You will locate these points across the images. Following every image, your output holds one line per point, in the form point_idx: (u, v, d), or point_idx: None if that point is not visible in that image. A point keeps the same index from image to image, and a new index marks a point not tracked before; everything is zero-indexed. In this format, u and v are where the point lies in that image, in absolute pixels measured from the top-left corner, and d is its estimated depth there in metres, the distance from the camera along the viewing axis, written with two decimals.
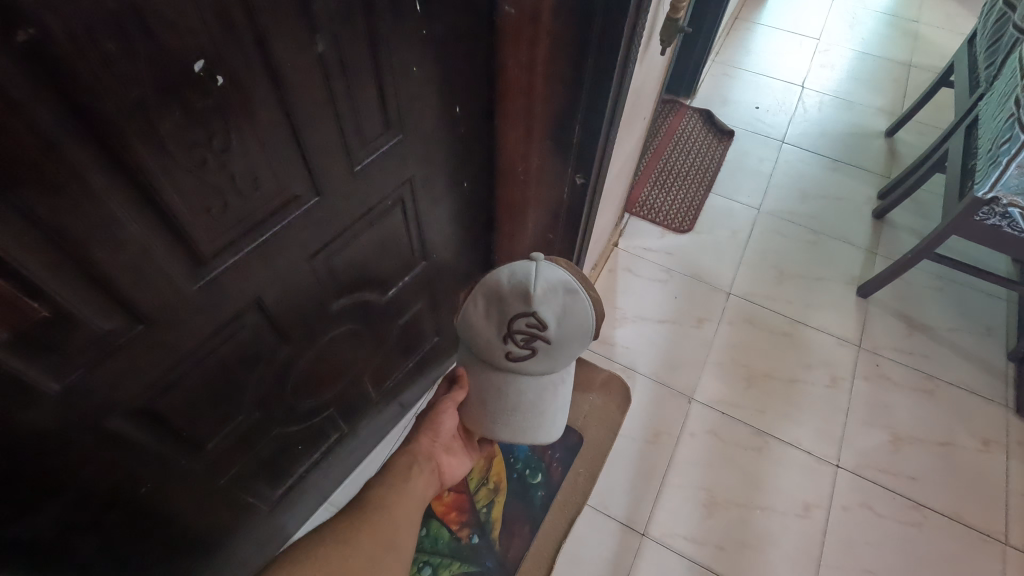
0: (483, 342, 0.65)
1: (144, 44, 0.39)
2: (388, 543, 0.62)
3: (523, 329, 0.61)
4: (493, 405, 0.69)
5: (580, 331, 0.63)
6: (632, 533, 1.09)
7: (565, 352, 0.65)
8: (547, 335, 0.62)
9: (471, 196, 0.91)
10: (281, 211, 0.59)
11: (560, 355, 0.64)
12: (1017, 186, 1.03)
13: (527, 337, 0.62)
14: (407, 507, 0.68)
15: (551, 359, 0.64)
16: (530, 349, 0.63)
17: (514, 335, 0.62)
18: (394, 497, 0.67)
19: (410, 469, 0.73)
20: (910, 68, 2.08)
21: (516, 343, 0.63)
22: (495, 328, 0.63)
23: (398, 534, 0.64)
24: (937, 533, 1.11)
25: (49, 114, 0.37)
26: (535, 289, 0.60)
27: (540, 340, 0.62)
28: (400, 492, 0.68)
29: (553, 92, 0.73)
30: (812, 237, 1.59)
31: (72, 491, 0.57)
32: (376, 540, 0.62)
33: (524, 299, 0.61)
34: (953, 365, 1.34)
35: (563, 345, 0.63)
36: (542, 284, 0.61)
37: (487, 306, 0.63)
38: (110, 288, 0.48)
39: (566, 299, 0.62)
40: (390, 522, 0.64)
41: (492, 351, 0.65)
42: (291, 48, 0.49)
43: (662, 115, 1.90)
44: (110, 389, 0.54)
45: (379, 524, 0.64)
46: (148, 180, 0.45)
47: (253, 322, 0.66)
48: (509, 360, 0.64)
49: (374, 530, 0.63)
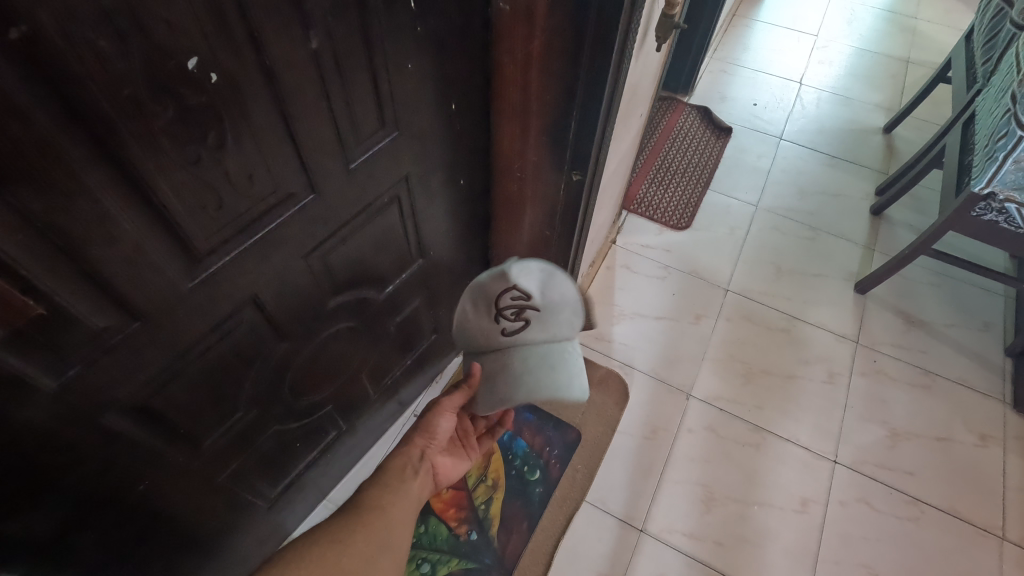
0: (479, 332, 0.69)
1: (138, 42, 0.39)
2: (385, 543, 0.66)
3: (511, 303, 0.66)
4: (504, 377, 0.69)
5: (566, 295, 0.68)
6: (630, 529, 1.10)
7: (557, 317, 0.68)
8: (534, 303, 0.66)
9: (467, 193, 0.92)
10: (276, 208, 0.59)
11: (551, 320, 0.68)
12: (1014, 181, 1.03)
13: (516, 309, 0.67)
14: (402, 507, 0.71)
15: (545, 326, 0.68)
16: (522, 320, 0.67)
17: (503, 312, 0.67)
18: (389, 499, 0.70)
19: (404, 471, 0.74)
20: (909, 64, 2.08)
21: (507, 318, 0.67)
22: (486, 317, 0.68)
23: (393, 535, 0.67)
24: (935, 528, 1.12)
25: (44, 112, 0.38)
26: (510, 267, 0.65)
27: (529, 309, 0.67)
28: (396, 494, 0.71)
29: (548, 89, 0.73)
30: (810, 234, 1.59)
31: (70, 489, 0.57)
32: (372, 542, 0.65)
33: (504, 278, 0.65)
34: (951, 360, 1.34)
35: (551, 311, 0.68)
36: (516, 262, 0.66)
37: (472, 300, 0.68)
38: (106, 285, 0.48)
39: (542, 272, 0.67)
40: (385, 523, 0.67)
41: (488, 336, 0.69)
42: (284, 45, 0.49)
43: (660, 112, 1.90)
44: (107, 387, 0.54)
45: (375, 526, 0.66)
46: (142, 178, 0.45)
47: (250, 319, 0.66)
48: (506, 338, 0.68)
49: (371, 531, 0.66)
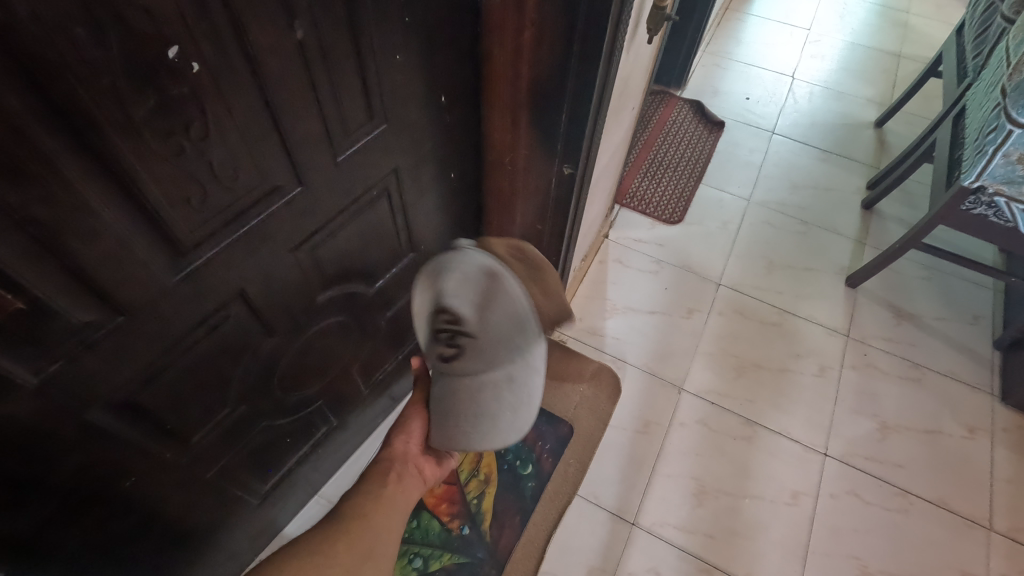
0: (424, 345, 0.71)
1: (116, 31, 0.38)
2: (369, 552, 0.66)
3: (443, 325, 0.66)
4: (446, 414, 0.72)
5: (506, 325, 0.65)
6: (622, 523, 1.10)
7: (496, 345, 0.66)
8: (465, 329, 0.65)
9: (458, 186, 0.91)
10: (263, 201, 0.58)
11: (488, 349, 0.66)
12: (1003, 175, 1.03)
13: (451, 333, 0.66)
14: (389, 510, 0.71)
15: (479, 353, 0.67)
16: (458, 345, 0.66)
17: (438, 332, 0.67)
18: (373, 506, 0.71)
19: (387, 474, 0.76)
20: (900, 58, 2.08)
21: (445, 341, 0.67)
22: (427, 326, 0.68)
23: (378, 542, 0.68)
24: (923, 519, 1.13)
25: (19, 101, 0.37)
26: (446, 280, 0.65)
27: (462, 335, 0.66)
28: (378, 500, 0.71)
29: (538, 81, 0.72)
30: (801, 228, 1.59)
31: (52, 487, 0.56)
32: (353, 551, 0.65)
33: (438, 292, 0.65)
34: (940, 353, 1.35)
35: (488, 336, 0.66)
36: (456, 275, 0.65)
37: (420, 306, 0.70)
38: (86, 279, 0.47)
39: (484, 286, 0.65)
40: (368, 530, 0.68)
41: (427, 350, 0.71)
42: (267, 35, 0.48)
43: (652, 106, 1.89)
44: (89, 384, 0.53)
45: (357, 534, 0.67)
46: (124, 170, 0.44)
47: (237, 314, 0.65)
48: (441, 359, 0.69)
49: (354, 540, 0.66)
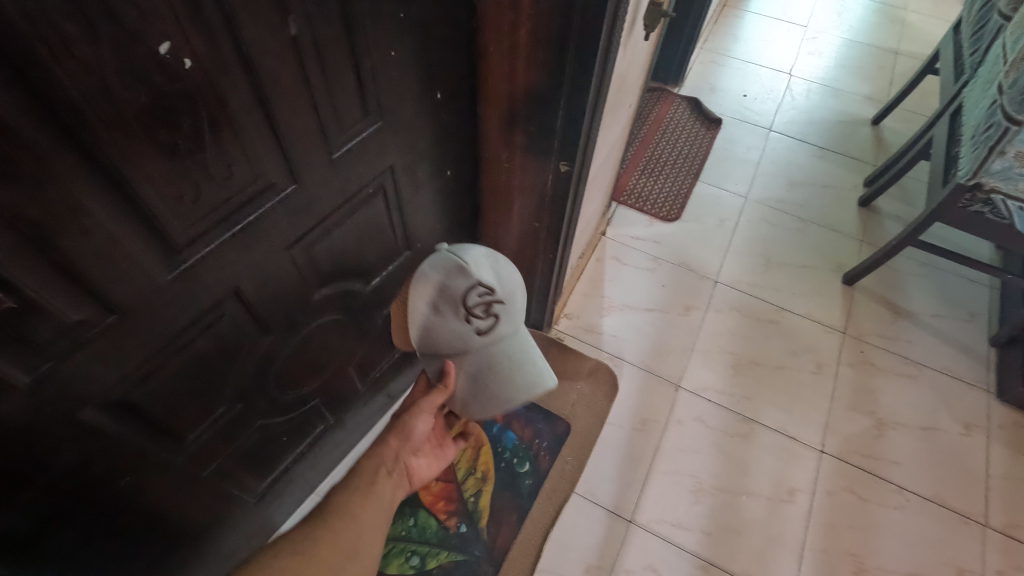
0: (444, 337, 0.66)
1: (106, 27, 0.38)
2: (352, 552, 0.67)
3: (478, 299, 0.65)
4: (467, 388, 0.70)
5: (516, 284, 0.69)
6: (619, 520, 1.10)
7: (518, 303, 0.69)
8: (497, 295, 0.66)
9: (455, 183, 0.91)
10: (258, 198, 0.58)
11: (514, 309, 0.68)
12: (999, 172, 1.04)
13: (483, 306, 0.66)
14: (374, 509, 0.71)
15: (509, 314, 0.68)
16: (493, 315, 0.67)
17: (473, 312, 0.65)
18: (360, 505, 0.70)
19: (377, 471, 0.74)
20: (897, 55, 2.08)
21: (478, 317, 0.65)
22: (449, 309, 0.65)
23: (362, 541, 0.68)
24: (919, 516, 1.13)
25: (9, 99, 0.36)
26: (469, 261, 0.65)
27: (496, 303, 0.66)
28: (367, 498, 0.70)
29: (535, 77, 0.72)
30: (798, 225, 1.59)
31: (47, 484, 0.56)
32: (337, 551, 0.66)
33: (463, 274, 0.65)
34: (936, 351, 1.35)
35: (510, 300, 0.68)
36: (472, 258, 0.66)
37: (434, 301, 0.65)
38: (78, 277, 0.47)
39: (492, 262, 0.68)
40: (354, 528, 0.68)
41: (460, 341, 0.66)
42: (260, 29, 0.48)
43: (650, 103, 1.89)
44: (83, 382, 0.53)
45: (341, 532, 0.67)
46: (115, 167, 0.44)
47: (232, 312, 0.65)
48: (480, 339, 0.66)
49: (337, 536, 0.67)
